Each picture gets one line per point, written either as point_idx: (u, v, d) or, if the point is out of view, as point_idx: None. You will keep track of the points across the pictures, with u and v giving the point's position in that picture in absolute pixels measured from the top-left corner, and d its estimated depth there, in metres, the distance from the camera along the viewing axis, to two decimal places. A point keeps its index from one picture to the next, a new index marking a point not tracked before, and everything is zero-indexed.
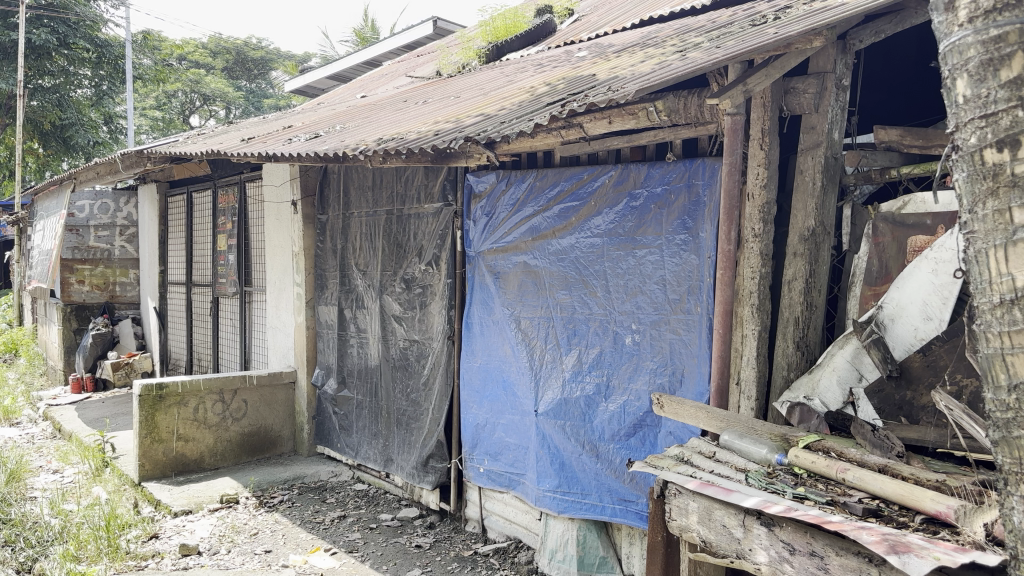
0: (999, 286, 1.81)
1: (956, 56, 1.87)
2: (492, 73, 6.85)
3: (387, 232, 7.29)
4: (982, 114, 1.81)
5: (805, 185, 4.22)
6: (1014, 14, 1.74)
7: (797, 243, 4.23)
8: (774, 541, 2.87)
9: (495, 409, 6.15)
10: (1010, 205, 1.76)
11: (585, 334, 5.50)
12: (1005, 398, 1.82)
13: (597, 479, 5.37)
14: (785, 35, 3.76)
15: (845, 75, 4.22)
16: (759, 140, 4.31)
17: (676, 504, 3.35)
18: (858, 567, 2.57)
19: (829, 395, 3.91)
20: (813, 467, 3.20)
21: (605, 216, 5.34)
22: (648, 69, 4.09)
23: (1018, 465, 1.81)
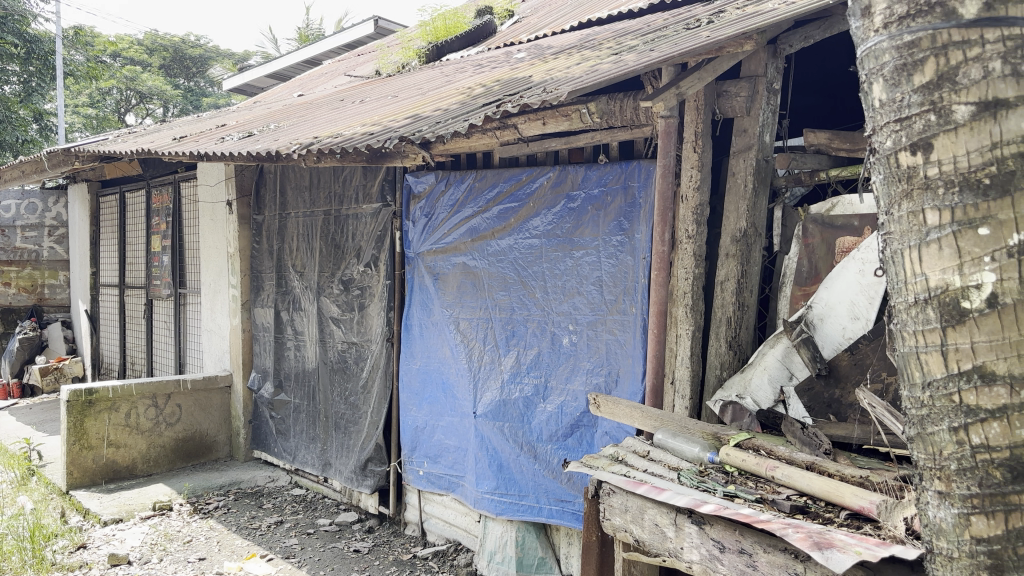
0: (914, 286, 1.84)
1: (872, 60, 1.91)
2: (430, 73, 6.81)
3: (324, 233, 7.20)
4: (897, 118, 1.85)
5: (737, 188, 4.29)
6: (925, 20, 1.79)
7: (729, 244, 4.30)
8: (705, 539, 2.90)
9: (434, 411, 6.11)
10: (924, 207, 1.80)
11: (523, 335, 5.50)
12: (920, 396, 1.87)
13: (535, 480, 5.37)
14: (715, 39, 3.82)
15: (775, 79, 4.30)
16: (692, 143, 4.36)
17: (608, 504, 3.36)
18: (785, 563, 2.60)
19: (760, 393, 3.94)
20: (743, 466, 3.24)
21: (543, 217, 5.35)
22: (583, 71, 4.10)
23: (932, 461, 1.85)
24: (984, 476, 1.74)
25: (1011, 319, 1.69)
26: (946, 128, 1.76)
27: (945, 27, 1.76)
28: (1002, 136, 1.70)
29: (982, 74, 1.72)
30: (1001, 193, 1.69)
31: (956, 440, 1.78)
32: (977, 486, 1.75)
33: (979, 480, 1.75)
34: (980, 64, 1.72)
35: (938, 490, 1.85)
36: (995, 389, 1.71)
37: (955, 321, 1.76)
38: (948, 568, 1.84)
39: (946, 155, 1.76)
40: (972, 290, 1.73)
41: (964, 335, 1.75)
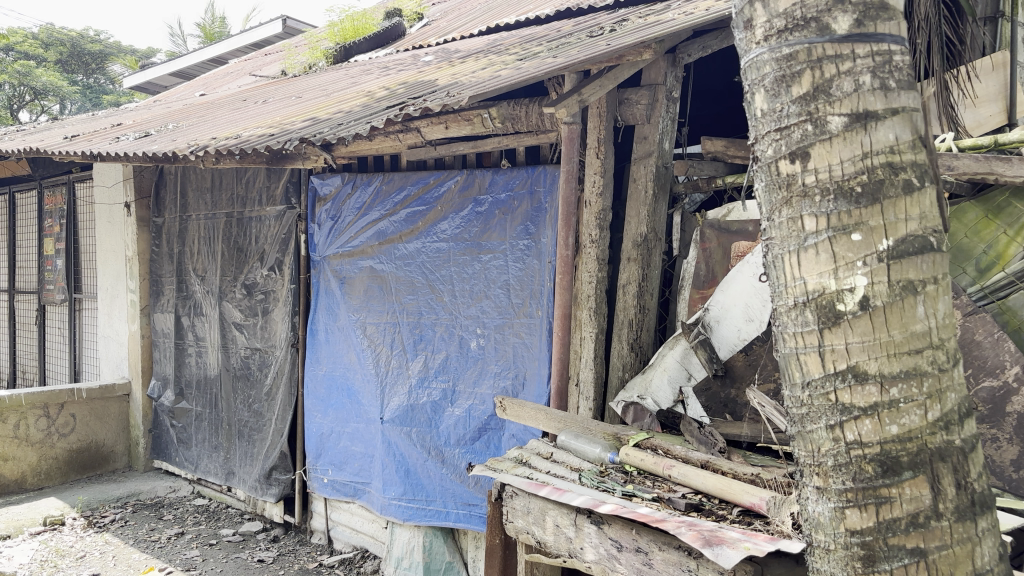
0: (793, 289, 1.90)
1: (754, 71, 1.97)
2: (336, 74, 6.72)
3: (226, 236, 7.03)
4: (777, 127, 1.91)
5: (638, 193, 4.38)
6: (802, 34, 1.87)
7: (630, 248, 4.39)
8: (603, 539, 2.94)
9: (341, 417, 6.02)
10: (801, 213, 1.86)
11: (430, 339, 5.48)
12: (800, 395, 1.92)
13: (442, 485, 5.35)
14: (615, 48, 3.89)
15: (674, 88, 4.41)
16: (595, 149, 4.43)
17: (511, 507, 3.37)
18: (680, 560, 2.66)
19: (660, 394, 4.05)
20: (642, 465, 3.30)
21: (451, 221, 5.35)
22: (487, 76, 4.12)
23: (812, 458, 1.91)
24: (857, 470, 1.82)
25: (881, 320, 1.78)
26: (822, 138, 1.83)
27: (820, 42, 1.85)
28: (871, 146, 1.80)
29: (854, 87, 1.82)
30: (871, 201, 1.79)
31: (832, 437, 1.85)
32: (851, 481, 1.82)
33: (853, 475, 1.83)
34: (851, 78, 1.82)
35: (816, 485, 1.91)
36: (867, 388, 1.80)
37: (831, 323, 1.83)
38: (826, 560, 1.91)
39: (822, 163, 1.83)
40: (846, 293, 1.81)
41: (839, 336, 1.82)
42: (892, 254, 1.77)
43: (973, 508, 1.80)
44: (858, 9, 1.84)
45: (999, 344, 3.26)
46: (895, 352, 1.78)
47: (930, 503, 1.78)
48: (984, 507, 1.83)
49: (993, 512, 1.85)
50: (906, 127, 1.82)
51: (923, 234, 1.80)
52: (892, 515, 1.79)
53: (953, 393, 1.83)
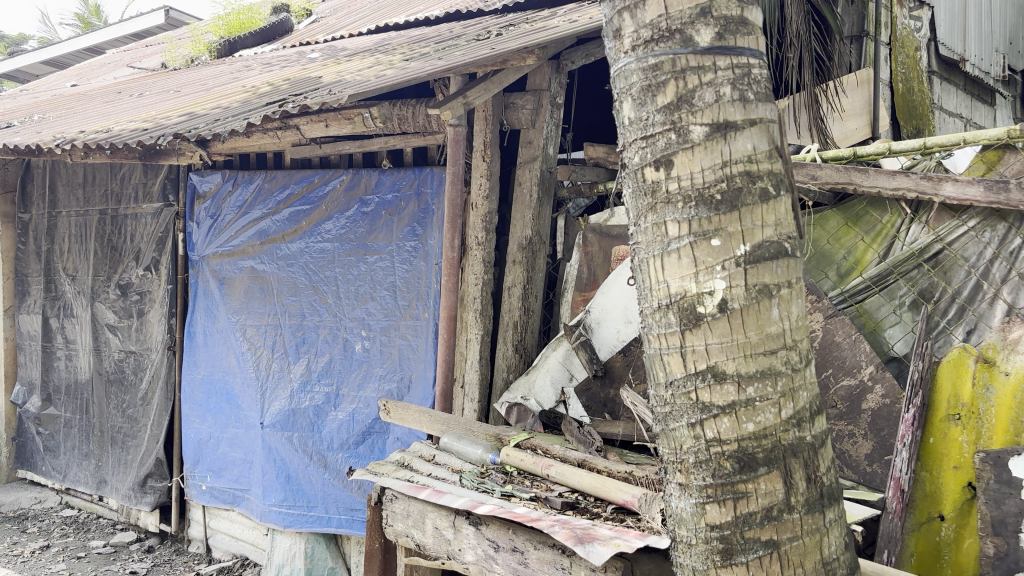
0: (657, 292, 1.96)
1: (621, 80, 2.02)
2: (218, 68, 6.54)
3: (100, 233, 6.73)
4: (643, 135, 1.96)
5: (522, 197, 4.43)
6: (667, 45, 1.92)
7: (515, 251, 4.44)
8: (481, 540, 2.96)
9: (219, 422, 5.85)
10: (665, 219, 1.92)
11: (313, 342, 5.38)
12: (664, 394, 1.98)
13: (324, 490, 5.27)
14: (499, 52, 3.92)
15: (558, 94, 4.48)
16: (481, 151, 4.45)
17: (391, 511, 3.36)
18: (554, 559, 2.69)
19: (543, 395, 4.10)
20: (521, 466, 3.34)
21: (336, 221, 5.28)
22: (371, 76, 4.08)
23: (675, 455, 1.97)
24: (716, 467, 1.89)
25: (738, 322, 1.85)
26: (684, 147, 1.89)
27: (683, 53, 1.90)
28: (730, 155, 1.87)
29: (714, 98, 1.89)
30: (730, 208, 1.86)
31: (693, 435, 1.91)
32: (711, 476, 1.89)
33: (712, 471, 1.90)
34: (712, 89, 1.89)
35: (679, 482, 1.96)
36: (725, 387, 1.87)
37: (692, 325, 1.89)
38: (688, 554, 1.96)
39: (684, 171, 1.89)
40: (706, 296, 1.87)
41: (699, 337, 1.88)
42: (749, 259, 1.86)
43: (822, 500, 1.90)
44: (720, 23, 1.91)
45: (857, 345, 3.43)
46: (751, 353, 1.86)
47: (783, 497, 1.86)
48: (832, 499, 1.93)
49: (840, 503, 1.95)
50: (763, 138, 1.91)
51: (778, 241, 1.89)
52: (748, 509, 1.86)
53: (805, 391, 1.92)
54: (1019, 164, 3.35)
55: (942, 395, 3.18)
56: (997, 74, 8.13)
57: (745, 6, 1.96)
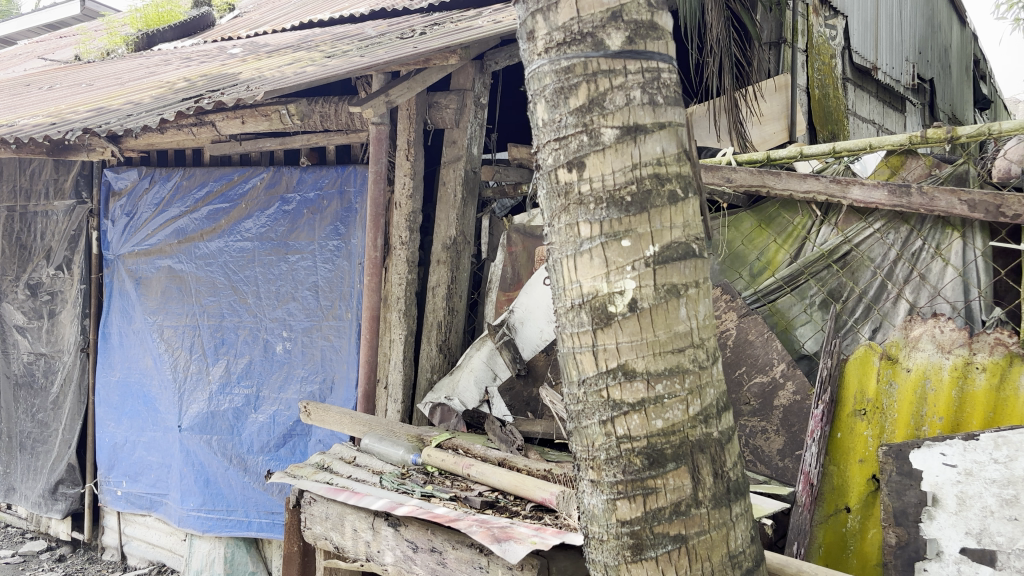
0: (570, 292, 1.98)
1: (535, 82, 2.03)
2: (135, 62, 6.36)
3: (8, 231, 6.49)
4: (556, 137, 1.98)
5: (447, 197, 4.43)
6: (579, 48, 1.94)
7: (439, 251, 4.42)
8: (399, 541, 2.95)
9: (135, 426, 5.68)
10: (578, 220, 1.95)
11: (233, 342, 5.28)
12: (576, 392, 2.01)
13: (244, 494, 5.17)
14: (422, 51, 3.91)
15: (482, 94, 4.49)
16: (405, 151, 4.43)
17: (310, 513, 3.33)
18: (471, 558, 2.69)
19: (466, 395, 4.12)
20: (442, 465, 3.34)
21: (256, 219, 5.20)
22: (290, 73, 4.02)
23: (587, 452, 1.99)
24: (626, 463, 1.92)
25: (647, 321, 1.89)
26: (596, 149, 1.92)
27: (595, 56, 1.93)
28: (640, 158, 1.91)
29: (625, 101, 1.92)
30: (640, 209, 1.90)
31: (605, 432, 1.94)
32: (621, 473, 1.92)
33: (623, 467, 1.92)
34: (623, 92, 1.92)
35: (591, 479, 1.99)
36: (634, 384, 1.90)
37: (603, 324, 1.92)
38: (599, 550, 1.98)
39: (596, 173, 1.92)
40: (617, 296, 1.91)
41: (610, 336, 1.92)
42: (657, 260, 1.90)
43: (728, 495, 1.95)
44: (630, 27, 1.94)
45: (769, 343, 3.54)
46: (660, 351, 1.90)
47: (691, 492, 1.90)
48: (738, 493, 1.97)
49: (746, 497, 2.00)
50: (671, 141, 1.95)
51: (685, 242, 1.94)
52: (658, 504, 1.89)
53: (712, 388, 1.97)
54: (921, 169, 3.51)
55: (849, 391, 3.29)
56: (907, 83, 8.46)
57: (655, 11, 2.00)
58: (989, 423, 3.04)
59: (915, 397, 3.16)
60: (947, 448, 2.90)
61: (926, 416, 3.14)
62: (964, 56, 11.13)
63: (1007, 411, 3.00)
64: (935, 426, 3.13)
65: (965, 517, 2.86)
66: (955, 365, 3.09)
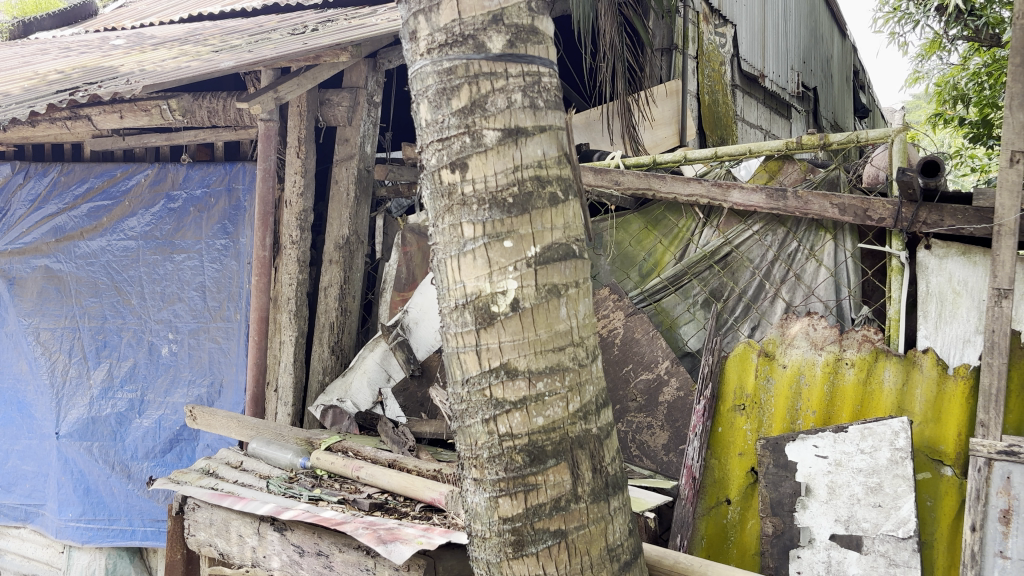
0: (454, 292, 1.98)
1: (418, 83, 2.03)
2: (8, 51, 6.04)
3: None
4: (439, 137, 1.98)
5: (339, 195, 4.38)
6: (460, 50, 1.95)
7: (331, 251, 4.37)
8: (285, 545, 2.90)
9: (8, 434, 5.38)
10: (461, 220, 1.95)
11: (116, 345, 5.07)
12: (460, 391, 2.01)
13: (127, 502, 5.01)
14: (311, 47, 3.85)
15: (375, 93, 4.45)
16: (296, 148, 4.36)
17: (193, 520, 3.25)
18: (358, 560, 2.68)
19: (359, 396, 4.07)
20: (331, 468, 3.32)
21: (140, 217, 5.05)
22: (173, 66, 3.90)
23: (471, 451, 2.00)
24: (508, 460, 1.93)
25: (529, 320, 1.92)
26: (478, 150, 1.93)
27: (477, 58, 1.94)
28: (521, 160, 1.93)
29: (506, 104, 1.94)
30: (521, 211, 1.92)
31: (487, 431, 1.95)
32: (503, 471, 1.93)
33: (504, 465, 1.94)
34: (504, 95, 1.94)
35: (474, 477, 2.00)
36: (517, 382, 1.93)
37: (486, 323, 1.94)
38: (482, 548, 1.99)
39: (478, 174, 1.93)
40: (499, 296, 1.93)
41: (493, 335, 1.93)
42: (539, 260, 1.93)
43: (606, 489, 1.99)
44: (511, 31, 1.97)
45: (654, 340, 3.65)
46: (541, 350, 1.93)
47: (570, 487, 1.93)
48: (616, 487, 2.02)
49: (623, 492, 2.05)
50: (551, 144, 1.99)
51: (566, 243, 1.98)
52: (538, 500, 1.92)
53: (591, 385, 2.01)
54: (796, 174, 3.68)
55: (729, 387, 3.41)
56: (793, 91, 8.81)
57: (536, 15, 2.04)
58: (856, 415, 3.21)
59: (791, 391, 3.31)
60: (819, 440, 3.06)
61: (800, 410, 3.29)
62: (844, 66, 11.67)
63: (873, 404, 3.18)
64: (808, 419, 3.27)
65: (835, 505, 3.02)
66: (827, 361, 3.25)
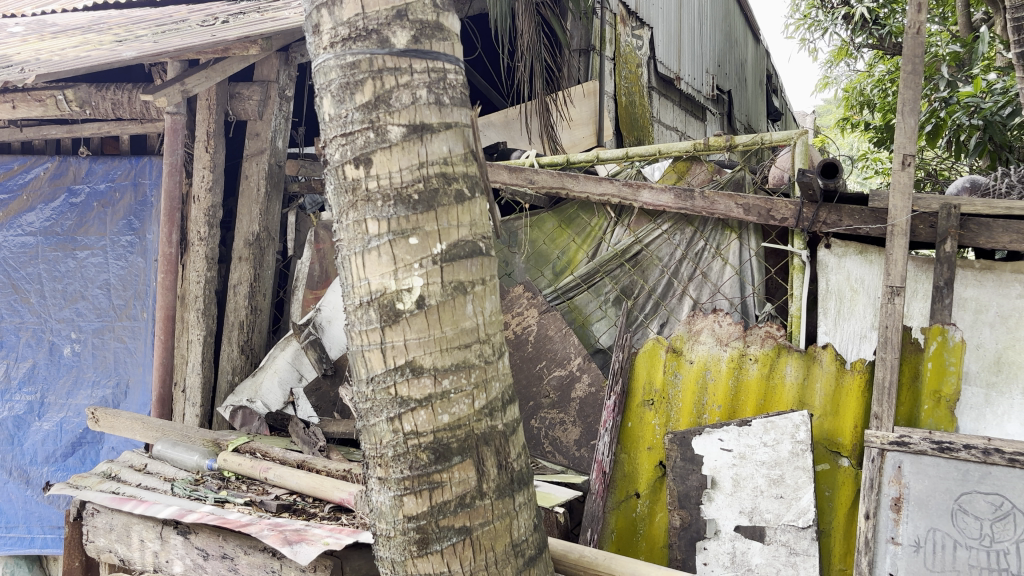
0: (359, 289, 1.93)
1: (321, 76, 2.00)
2: None
3: None
4: (343, 132, 1.94)
5: (249, 191, 4.29)
6: (364, 44, 1.93)
7: (241, 248, 4.27)
8: (189, 549, 2.82)
9: None
10: (365, 217, 1.90)
11: (12, 346, 4.83)
12: (364, 390, 1.96)
13: (26, 508, 4.79)
14: (219, 39, 3.76)
15: (288, 87, 4.38)
16: (205, 142, 4.26)
17: (92, 526, 3.14)
18: (263, 562, 2.63)
19: (270, 397, 4.00)
20: (239, 469, 3.27)
21: (39, 212, 4.87)
22: (73, 56, 3.76)
23: (375, 450, 1.95)
24: (413, 459, 1.89)
25: (434, 318, 1.88)
26: (382, 146, 1.89)
27: (380, 53, 1.92)
28: (427, 156, 1.91)
29: (411, 100, 1.92)
30: (427, 208, 1.89)
31: (392, 429, 1.91)
32: (408, 469, 1.89)
33: (409, 463, 1.90)
34: (409, 90, 1.92)
35: (378, 476, 1.96)
36: (422, 380, 1.88)
37: (391, 321, 1.89)
38: (387, 547, 1.95)
39: (383, 170, 1.89)
40: (405, 293, 1.88)
41: (398, 333, 1.89)
42: (444, 257, 1.89)
43: (511, 485, 1.98)
44: (415, 27, 1.95)
45: (567, 338, 3.70)
46: (447, 347, 1.89)
47: (475, 484, 1.91)
48: (521, 483, 2.01)
49: (528, 487, 2.04)
50: (458, 141, 1.97)
51: (472, 240, 1.95)
52: (443, 498, 1.89)
53: (497, 381, 1.99)
54: (703, 174, 3.77)
55: (638, 382, 3.47)
56: (707, 93, 9.00)
57: (441, 12, 2.03)
58: (760, 409, 3.30)
59: (697, 386, 3.39)
60: (724, 433, 3.15)
61: (706, 404, 3.37)
62: (757, 71, 11.98)
63: (775, 398, 3.28)
64: (714, 414, 3.36)
65: (739, 497, 3.10)
66: (731, 357, 3.34)
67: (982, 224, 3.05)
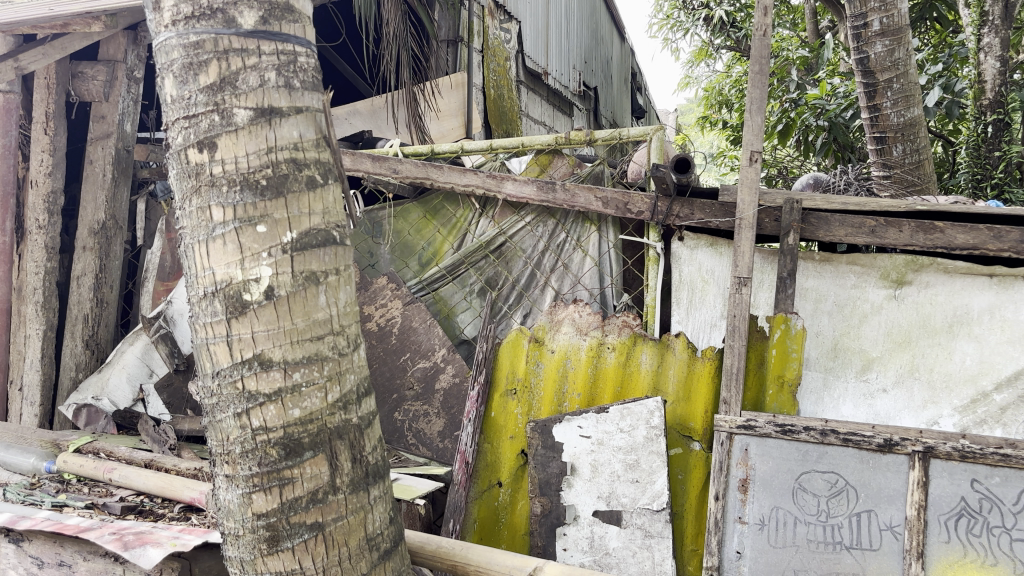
0: (203, 279, 1.84)
1: (162, 55, 1.89)
2: None
3: None
4: (185, 114, 1.85)
5: (93, 177, 4.04)
6: (207, 23, 1.83)
7: (85, 237, 4.02)
8: (22, 557, 2.65)
9: None
10: (209, 203, 1.82)
11: None
12: (210, 385, 1.88)
13: None
14: (57, 13, 3.52)
15: (136, 68, 4.14)
16: (43, 124, 4.00)
17: None
18: (105, 568, 2.48)
19: (117, 394, 3.81)
20: (80, 471, 3.10)
21: None
22: None
23: (223, 447, 1.87)
24: (262, 455, 1.82)
25: (284, 309, 1.81)
26: (227, 129, 1.81)
27: (226, 33, 1.83)
28: (275, 141, 1.84)
29: (258, 82, 1.84)
30: (275, 194, 1.82)
31: (239, 425, 1.83)
32: (256, 466, 1.82)
33: (258, 460, 1.82)
34: (256, 73, 1.84)
35: (225, 473, 1.87)
36: (271, 374, 1.81)
37: (237, 313, 1.81)
38: (235, 546, 1.88)
39: (228, 154, 1.81)
40: (252, 283, 1.80)
41: (245, 325, 1.81)
42: (294, 246, 1.83)
43: (366, 479, 1.94)
44: (264, 7, 1.87)
45: (431, 329, 3.68)
46: (297, 340, 1.83)
47: (328, 479, 1.86)
48: (376, 476, 1.98)
49: (384, 481, 2.01)
50: (308, 126, 1.92)
51: (325, 229, 1.90)
52: (294, 494, 1.82)
53: (352, 374, 1.94)
54: (565, 167, 3.81)
55: (501, 372, 3.51)
56: (574, 89, 9.16)
57: None
58: (617, 397, 3.40)
59: (558, 375, 3.45)
60: (583, 421, 3.21)
61: (566, 392, 3.44)
62: (623, 69, 12.32)
63: (631, 385, 3.38)
64: (573, 401, 3.43)
65: (597, 483, 3.18)
66: (590, 346, 3.42)
67: (820, 218, 3.21)
